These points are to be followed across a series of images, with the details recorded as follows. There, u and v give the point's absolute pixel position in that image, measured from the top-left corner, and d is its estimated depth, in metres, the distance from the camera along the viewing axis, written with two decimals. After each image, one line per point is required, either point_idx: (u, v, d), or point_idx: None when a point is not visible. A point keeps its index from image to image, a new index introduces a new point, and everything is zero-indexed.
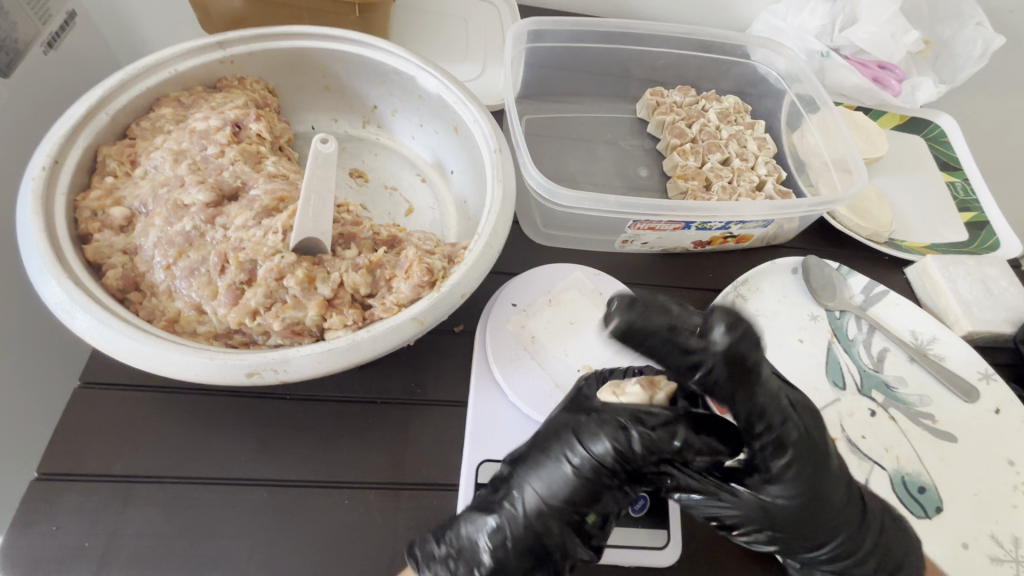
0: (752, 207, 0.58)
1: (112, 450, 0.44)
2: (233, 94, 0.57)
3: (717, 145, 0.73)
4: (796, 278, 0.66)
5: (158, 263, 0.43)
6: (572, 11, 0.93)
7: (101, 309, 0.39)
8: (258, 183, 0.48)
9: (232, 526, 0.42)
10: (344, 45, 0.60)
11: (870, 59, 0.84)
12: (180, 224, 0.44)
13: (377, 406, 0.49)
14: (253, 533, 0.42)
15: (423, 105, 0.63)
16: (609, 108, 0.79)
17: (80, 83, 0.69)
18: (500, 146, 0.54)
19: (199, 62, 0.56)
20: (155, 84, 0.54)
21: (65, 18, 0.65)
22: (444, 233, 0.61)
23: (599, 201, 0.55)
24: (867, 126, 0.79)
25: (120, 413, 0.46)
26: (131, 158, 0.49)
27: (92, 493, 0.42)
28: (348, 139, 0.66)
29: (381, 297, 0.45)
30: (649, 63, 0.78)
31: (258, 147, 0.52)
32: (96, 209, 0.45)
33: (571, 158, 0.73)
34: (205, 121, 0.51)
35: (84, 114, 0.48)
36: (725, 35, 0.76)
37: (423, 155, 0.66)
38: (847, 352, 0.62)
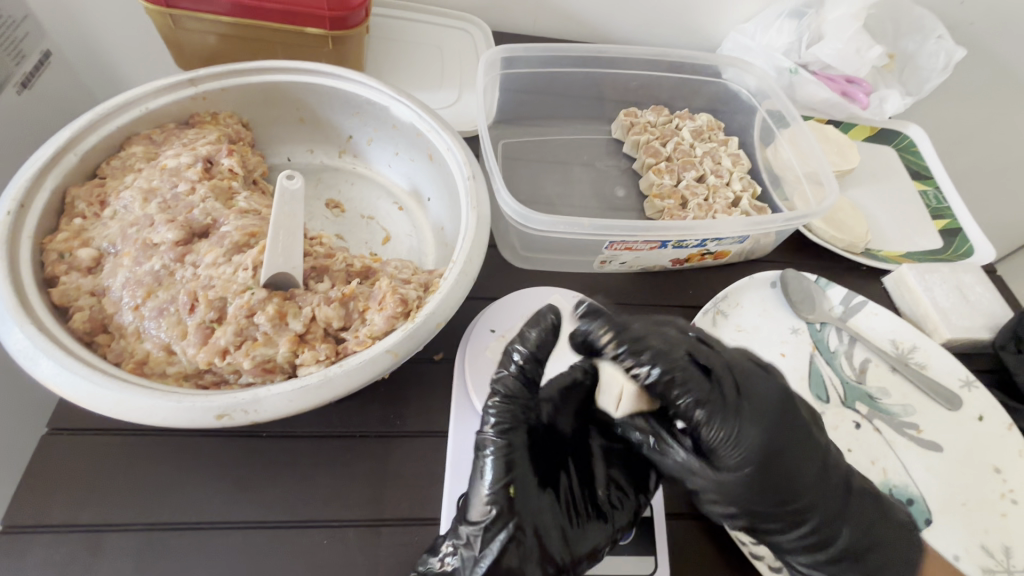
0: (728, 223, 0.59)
1: (81, 497, 0.43)
2: (206, 129, 0.58)
3: (692, 162, 0.73)
4: (775, 292, 0.66)
5: (127, 304, 0.43)
6: (546, 36, 0.95)
7: (65, 354, 0.38)
8: (229, 219, 0.47)
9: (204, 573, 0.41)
10: (316, 78, 0.60)
11: (837, 74, 0.86)
12: (149, 263, 0.44)
13: (355, 440, 0.48)
14: None
15: (398, 134, 0.63)
16: (585, 129, 0.80)
17: (54, 122, 0.69)
18: (474, 173, 0.55)
19: (170, 99, 0.56)
20: (126, 123, 0.54)
21: (39, 58, 0.65)
22: (422, 260, 0.61)
23: (574, 224, 0.56)
24: (839, 139, 0.81)
25: (89, 458, 0.45)
26: (101, 198, 0.49)
27: (58, 544, 0.41)
28: (324, 169, 0.66)
29: (355, 329, 0.44)
30: (622, 85, 0.80)
31: (230, 182, 0.52)
32: (63, 251, 0.45)
33: (548, 180, 0.74)
34: (177, 158, 0.51)
35: (51, 156, 0.48)
36: (694, 57, 0.78)
37: (400, 183, 0.66)
38: (829, 364, 0.62)
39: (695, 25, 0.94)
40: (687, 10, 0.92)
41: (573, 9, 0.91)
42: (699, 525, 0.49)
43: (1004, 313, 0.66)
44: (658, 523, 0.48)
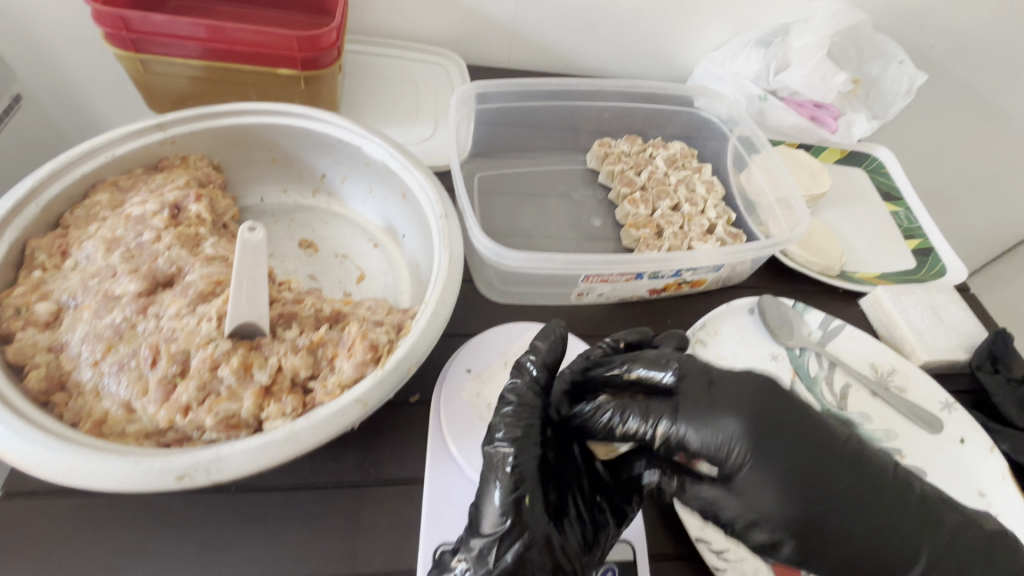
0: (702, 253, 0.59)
1: (36, 565, 0.41)
2: (175, 173, 0.57)
3: (666, 191, 0.74)
4: (753, 318, 0.66)
5: (86, 360, 0.41)
6: (520, 68, 0.96)
7: (17, 418, 0.37)
8: (194, 268, 0.46)
9: None
10: (287, 119, 0.61)
11: (806, 99, 0.88)
12: (109, 316, 0.43)
13: (328, 491, 0.47)
14: None
15: (371, 172, 0.63)
16: (560, 160, 0.80)
17: (22, 167, 0.68)
18: (446, 211, 0.54)
19: (138, 145, 0.56)
20: (92, 170, 0.53)
21: (7, 104, 0.64)
22: (398, 297, 0.60)
23: (547, 260, 0.55)
24: (810, 162, 0.82)
25: (45, 522, 0.43)
26: (62, 248, 0.48)
27: None
28: (298, 209, 0.66)
29: (323, 378, 0.43)
30: (596, 116, 0.81)
31: (197, 228, 0.51)
32: (20, 306, 0.44)
33: (524, 213, 0.74)
34: (142, 206, 0.50)
35: (11, 209, 0.47)
36: (663, 90, 0.80)
37: (375, 220, 0.66)
38: (810, 391, 0.62)
39: (665, 55, 0.97)
40: (656, 40, 0.94)
41: (546, 42, 0.93)
42: (683, 564, 0.48)
43: (979, 332, 0.67)
44: (642, 567, 0.47)
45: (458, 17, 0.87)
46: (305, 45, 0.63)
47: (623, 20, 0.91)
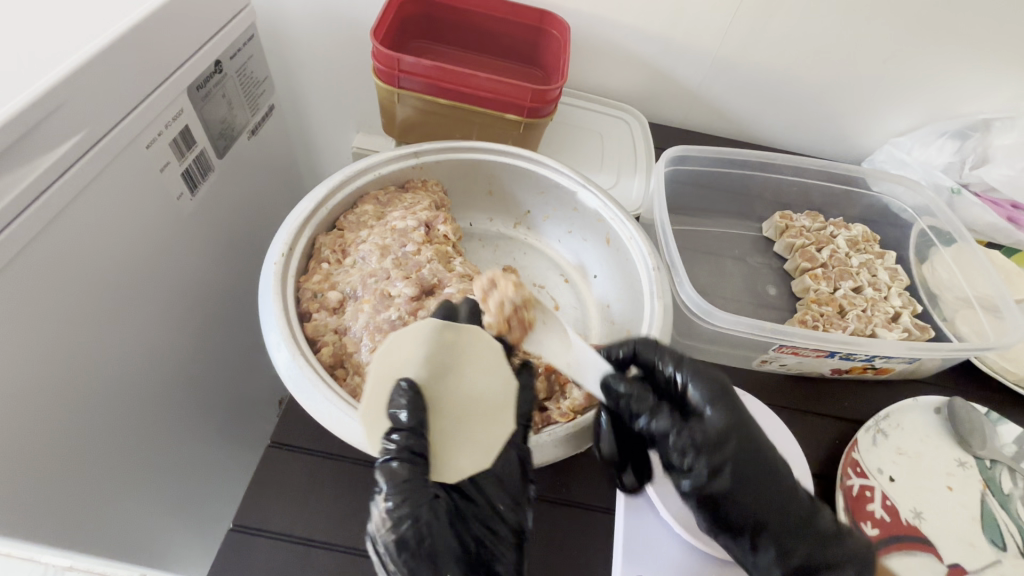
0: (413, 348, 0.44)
1: (292, 512, 0.48)
2: (419, 194, 0.66)
3: (848, 272, 0.74)
4: (939, 417, 0.63)
5: (366, 346, 0.49)
6: (696, 130, 1.01)
7: (324, 386, 0.46)
8: (452, 282, 0.54)
9: None
10: (517, 161, 0.68)
11: (1003, 198, 0.85)
12: (387, 312, 0.51)
13: (526, 500, 0.51)
14: None
15: (577, 216, 0.69)
16: (736, 224, 0.83)
17: (225, 191, 0.83)
18: (657, 264, 0.59)
19: (397, 166, 0.65)
20: (361, 185, 0.63)
21: (200, 155, 0.75)
22: (587, 332, 0.66)
23: (754, 326, 0.57)
24: (1006, 265, 0.77)
25: (302, 475, 0.50)
26: (342, 248, 0.57)
27: (279, 551, 0.46)
28: (502, 238, 0.74)
29: (557, 402, 0.50)
30: (776, 188, 0.83)
31: (446, 247, 0.59)
32: (316, 291, 0.53)
33: (701, 270, 0.76)
34: (404, 221, 0.59)
35: (311, 209, 0.58)
36: (868, 171, 0.81)
37: (567, 258, 0.72)
38: (1003, 508, 0.58)
39: (842, 132, 0.97)
40: (835, 119, 0.95)
41: (727, 111, 0.97)
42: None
43: None
44: None
45: (648, 78, 0.94)
46: (536, 97, 0.72)
47: (806, 95, 0.93)
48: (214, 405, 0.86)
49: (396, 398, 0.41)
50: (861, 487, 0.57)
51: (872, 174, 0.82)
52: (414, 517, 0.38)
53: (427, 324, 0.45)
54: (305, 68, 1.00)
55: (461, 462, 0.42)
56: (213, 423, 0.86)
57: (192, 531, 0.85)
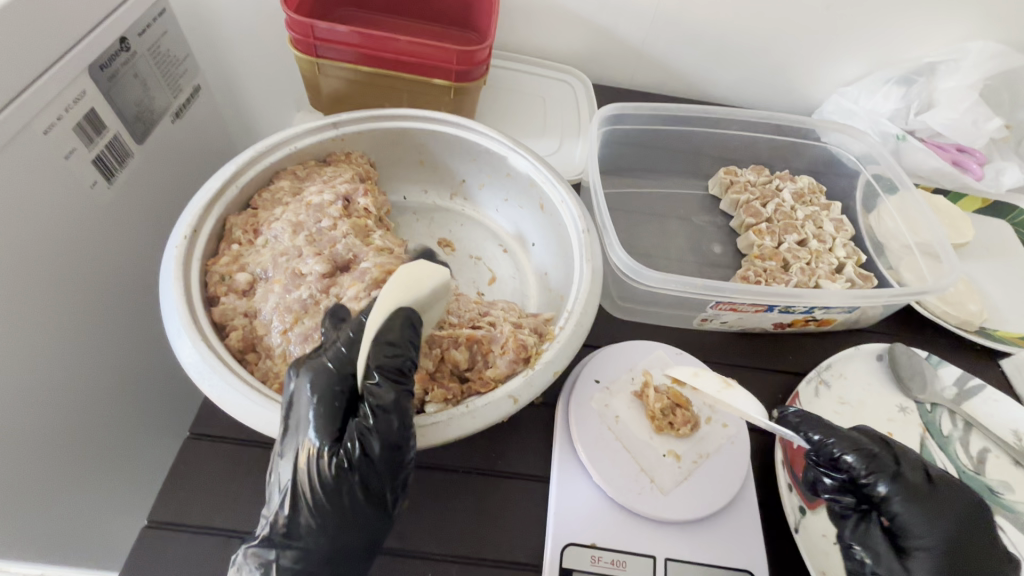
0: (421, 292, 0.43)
1: (210, 504, 0.46)
2: (341, 167, 0.62)
3: (793, 225, 0.73)
4: (881, 365, 0.63)
5: (276, 328, 0.47)
6: (644, 90, 0.98)
7: (227, 371, 0.43)
8: (368, 257, 0.52)
9: None
10: (443, 127, 0.65)
11: (948, 142, 0.85)
12: (298, 291, 0.48)
13: (458, 475, 0.50)
14: None
15: (510, 182, 0.66)
16: (681, 183, 0.81)
17: (149, 178, 0.79)
18: (588, 227, 0.57)
19: (315, 139, 0.62)
20: (277, 160, 0.60)
21: (116, 143, 0.71)
22: (525, 302, 0.64)
23: (685, 283, 0.56)
24: (951, 210, 0.77)
25: (222, 465, 0.48)
26: (254, 227, 0.54)
27: (195, 545, 0.44)
28: (436, 210, 0.71)
29: (478, 371, 0.47)
30: (722, 143, 0.81)
31: (366, 221, 0.57)
32: (225, 274, 0.50)
33: (645, 231, 0.74)
34: (320, 195, 0.56)
35: (218, 188, 0.54)
36: (814, 121, 0.79)
37: (505, 227, 0.70)
38: (942, 450, 0.58)
39: (791, 85, 0.95)
40: (783, 71, 0.93)
41: (673, 69, 0.94)
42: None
43: None
44: None
45: (589, 37, 0.90)
46: (463, 60, 0.69)
47: (752, 47, 0.90)
48: (153, 401, 0.83)
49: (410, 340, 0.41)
50: None
51: (818, 124, 0.80)
52: (388, 457, 0.38)
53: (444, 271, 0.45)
54: (231, 44, 0.94)
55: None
56: (155, 419, 0.83)
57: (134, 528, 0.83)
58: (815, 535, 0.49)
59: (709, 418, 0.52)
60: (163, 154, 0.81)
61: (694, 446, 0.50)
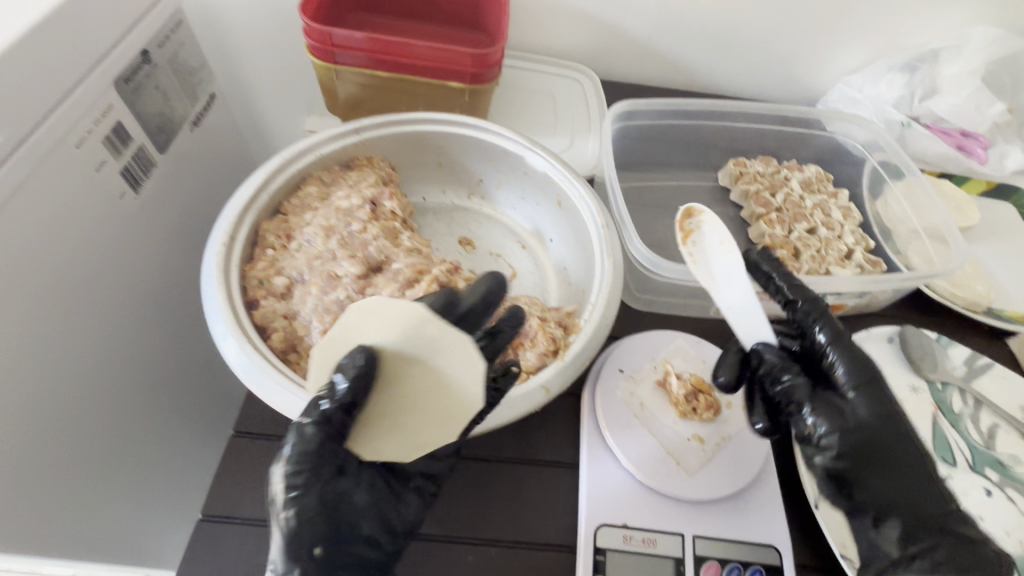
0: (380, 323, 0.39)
1: (259, 498, 0.49)
2: (365, 171, 0.64)
3: (803, 214, 0.75)
4: (892, 347, 0.66)
5: (316, 328, 0.49)
6: (651, 84, 0.99)
7: (274, 370, 0.46)
8: (399, 257, 0.54)
9: None
10: (462, 129, 0.67)
11: (952, 127, 0.86)
12: (334, 293, 0.51)
13: (492, 463, 0.52)
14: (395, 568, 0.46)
15: (527, 180, 0.68)
16: (692, 176, 0.83)
17: (173, 187, 0.80)
18: (606, 222, 0.59)
19: (338, 145, 0.64)
20: (304, 167, 0.62)
21: (140, 154, 0.73)
22: (546, 297, 0.66)
23: None
24: (956, 194, 0.79)
25: (268, 461, 0.51)
26: (287, 232, 0.56)
27: (248, 536, 0.47)
28: (456, 209, 0.73)
29: (510, 363, 0.49)
30: (731, 136, 0.83)
31: (393, 223, 0.59)
32: (262, 278, 0.52)
33: (658, 224, 0.76)
34: (349, 200, 0.58)
35: (251, 196, 0.57)
36: (820, 111, 0.81)
37: (524, 224, 0.71)
38: (954, 427, 0.60)
39: (796, 76, 0.96)
40: (788, 62, 0.94)
41: (679, 62, 0.96)
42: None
43: None
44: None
45: (595, 35, 0.92)
46: (477, 62, 0.70)
47: (757, 40, 0.91)
48: (183, 403, 0.86)
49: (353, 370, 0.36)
50: None
51: (825, 114, 0.81)
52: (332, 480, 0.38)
53: (413, 312, 0.38)
54: (244, 52, 0.96)
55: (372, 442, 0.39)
56: (186, 420, 0.86)
57: (171, 523, 0.86)
58: (835, 510, 0.50)
59: (730, 403, 0.55)
60: (184, 163, 0.83)
61: (716, 429, 0.53)
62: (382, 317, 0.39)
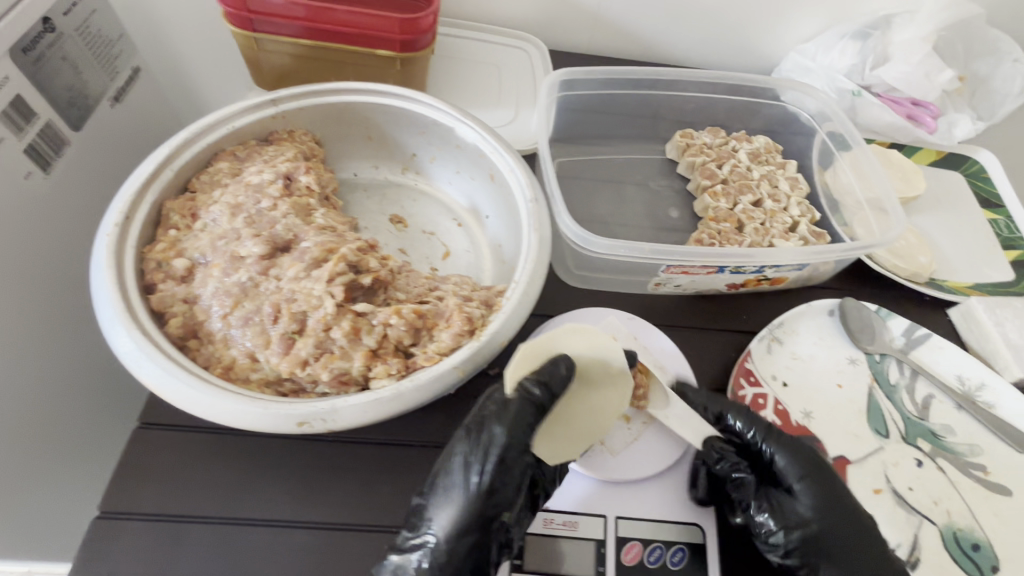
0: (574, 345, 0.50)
1: (162, 493, 0.46)
2: (284, 146, 0.61)
3: (748, 186, 0.73)
4: (832, 320, 0.65)
5: (216, 312, 0.46)
6: (603, 54, 0.96)
7: (164, 357, 0.42)
8: (309, 236, 0.51)
9: (285, 561, 0.44)
10: (387, 99, 0.63)
11: (903, 96, 0.84)
12: (236, 275, 0.47)
13: (414, 449, 0.50)
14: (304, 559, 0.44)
15: (460, 153, 0.65)
16: (639, 149, 0.80)
17: (90, 167, 0.76)
18: (536, 195, 0.56)
19: (254, 118, 0.60)
20: (215, 141, 0.58)
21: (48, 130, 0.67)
22: (480, 276, 0.63)
23: (632, 248, 0.56)
24: (903, 164, 0.78)
25: (173, 454, 0.48)
26: (192, 211, 0.53)
27: (147, 533, 0.44)
28: (388, 185, 0.69)
29: (423, 346, 0.46)
30: (678, 106, 0.80)
31: (308, 199, 0.55)
32: (161, 260, 0.49)
33: (602, 199, 0.74)
34: (260, 175, 0.54)
35: (152, 172, 0.52)
36: (769, 80, 0.79)
37: (459, 200, 0.68)
38: (889, 398, 0.60)
39: (750, 45, 0.94)
40: (741, 30, 0.91)
41: (630, 31, 0.92)
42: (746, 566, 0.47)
43: None
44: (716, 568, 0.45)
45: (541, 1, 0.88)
46: (405, 28, 0.66)
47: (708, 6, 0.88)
48: (116, 394, 0.82)
49: (553, 369, 0.46)
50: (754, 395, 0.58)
51: (776, 82, 0.79)
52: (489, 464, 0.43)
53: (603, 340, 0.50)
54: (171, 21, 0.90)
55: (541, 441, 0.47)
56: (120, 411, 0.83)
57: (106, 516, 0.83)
58: None
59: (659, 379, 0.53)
60: (104, 141, 0.78)
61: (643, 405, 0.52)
62: (585, 340, 0.50)
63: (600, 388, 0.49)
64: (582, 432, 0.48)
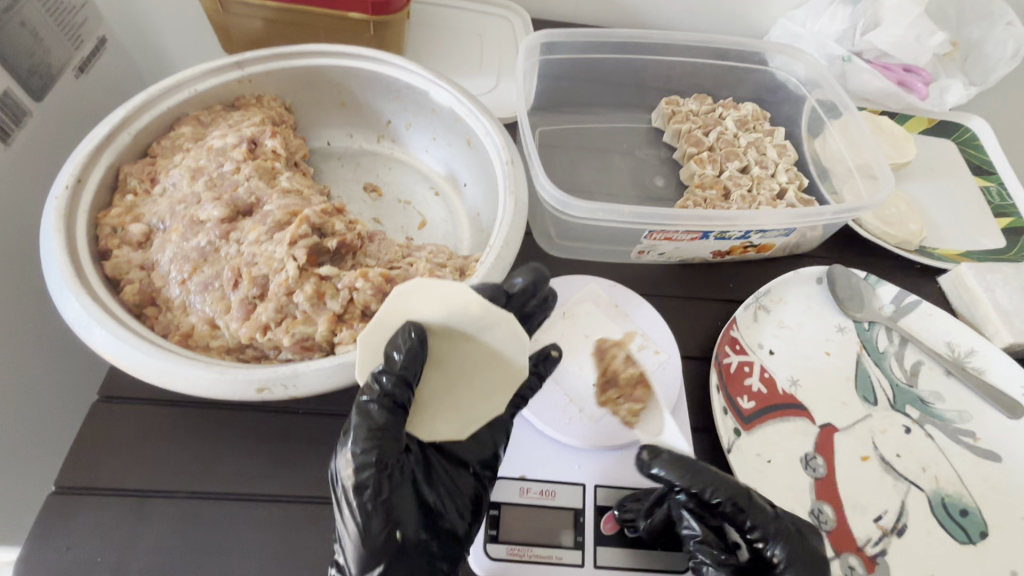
0: (430, 300, 0.38)
1: (123, 466, 0.44)
2: (250, 111, 0.58)
3: (735, 152, 0.71)
4: (820, 288, 0.63)
5: (174, 278, 0.44)
6: (587, 22, 0.93)
7: (117, 324, 0.40)
8: (272, 199, 0.48)
9: (253, 533, 0.43)
10: (357, 62, 0.60)
11: (894, 62, 0.83)
12: (195, 239, 0.45)
13: None
14: (273, 532, 0.43)
15: (436, 118, 0.63)
16: (624, 117, 0.78)
17: (55, 139, 0.73)
18: (512, 157, 0.54)
19: (218, 81, 0.57)
20: (176, 105, 0.55)
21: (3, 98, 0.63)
22: (457, 245, 0.61)
23: (612, 212, 0.54)
24: (893, 130, 0.76)
25: (135, 426, 0.46)
26: (152, 176, 0.50)
27: (107, 508, 0.43)
28: (363, 154, 0.67)
29: None
30: (664, 73, 0.78)
31: (273, 163, 0.53)
32: (117, 226, 0.47)
33: (585, 167, 0.72)
34: (222, 139, 0.52)
35: (107, 135, 0.50)
36: (757, 44, 0.76)
37: (436, 169, 0.66)
38: (877, 365, 0.59)
39: (738, 12, 0.91)
40: None
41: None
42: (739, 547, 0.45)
43: None
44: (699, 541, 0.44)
45: None
46: None
47: None
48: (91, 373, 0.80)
49: (400, 342, 0.35)
50: (740, 363, 0.56)
51: (765, 47, 0.77)
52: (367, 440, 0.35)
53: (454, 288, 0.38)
54: None
55: (437, 423, 0.39)
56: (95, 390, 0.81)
57: None
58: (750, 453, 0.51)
59: (641, 345, 0.52)
60: (69, 112, 0.75)
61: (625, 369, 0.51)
62: (437, 295, 0.38)
63: (464, 343, 0.39)
64: (464, 397, 0.39)
